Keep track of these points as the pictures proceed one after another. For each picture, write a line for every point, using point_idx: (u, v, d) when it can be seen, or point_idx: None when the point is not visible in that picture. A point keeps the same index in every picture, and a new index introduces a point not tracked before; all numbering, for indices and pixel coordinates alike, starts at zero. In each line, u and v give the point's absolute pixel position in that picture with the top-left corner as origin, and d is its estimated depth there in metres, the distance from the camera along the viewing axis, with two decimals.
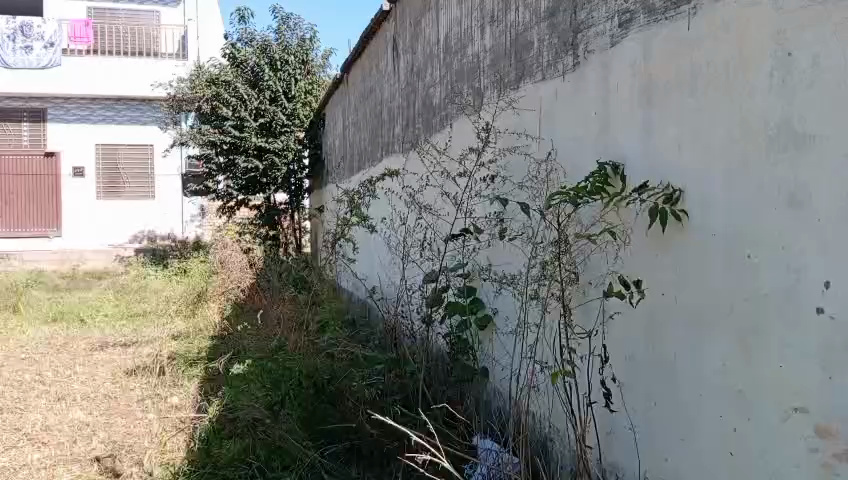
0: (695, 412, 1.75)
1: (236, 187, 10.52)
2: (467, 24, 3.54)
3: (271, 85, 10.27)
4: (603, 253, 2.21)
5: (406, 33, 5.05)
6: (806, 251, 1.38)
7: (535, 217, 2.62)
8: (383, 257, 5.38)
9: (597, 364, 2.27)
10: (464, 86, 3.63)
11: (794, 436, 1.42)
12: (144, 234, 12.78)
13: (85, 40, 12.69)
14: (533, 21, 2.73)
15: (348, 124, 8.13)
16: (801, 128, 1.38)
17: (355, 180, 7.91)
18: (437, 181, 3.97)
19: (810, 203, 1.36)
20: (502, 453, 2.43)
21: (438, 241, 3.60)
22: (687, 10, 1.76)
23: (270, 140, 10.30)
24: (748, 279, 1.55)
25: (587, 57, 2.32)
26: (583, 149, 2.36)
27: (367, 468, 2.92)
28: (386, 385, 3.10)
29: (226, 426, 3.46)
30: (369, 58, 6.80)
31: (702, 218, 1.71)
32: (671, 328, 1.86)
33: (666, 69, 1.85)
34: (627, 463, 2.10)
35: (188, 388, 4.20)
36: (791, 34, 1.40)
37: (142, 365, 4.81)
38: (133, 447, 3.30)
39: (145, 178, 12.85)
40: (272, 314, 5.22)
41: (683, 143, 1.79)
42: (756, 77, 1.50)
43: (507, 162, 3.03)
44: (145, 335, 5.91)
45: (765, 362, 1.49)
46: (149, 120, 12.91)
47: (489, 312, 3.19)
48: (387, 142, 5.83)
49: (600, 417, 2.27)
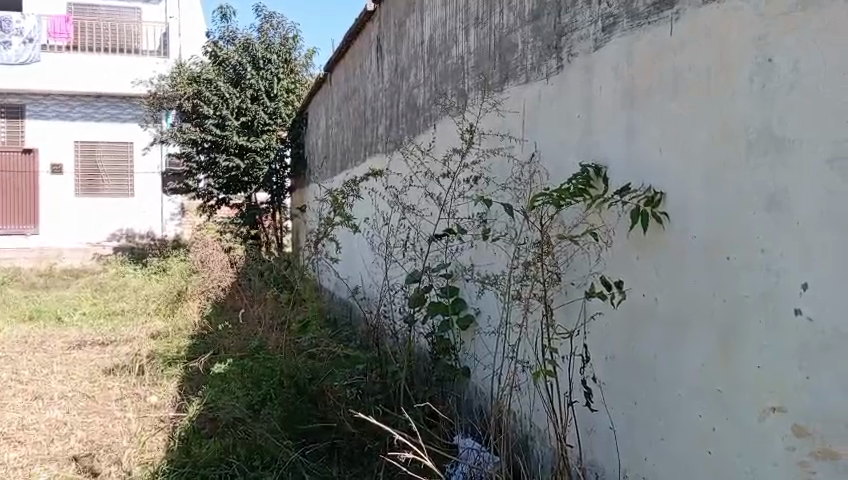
0: (674, 411, 1.78)
1: (217, 186, 10.48)
2: (452, 25, 3.56)
3: (254, 83, 10.21)
4: (585, 255, 2.24)
5: (390, 33, 5.06)
6: (785, 254, 1.41)
7: (518, 218, 2.64)
8: (367, 256, 5.36)
9: (579, 364, 2.29)
10: (448, 87, 3.64)
11: (772, 436, 1.45)
12: (122, 233, 12.64)
13: (64, 36, 12.68)
14: (518, 24, 2.75)
15: (332, 123, 8.13)
16: (781, 132, 1.41)
17: (338, 179, 7.89)
18: (421, 181, 3.98)
19: (789, 206, 1.39)
20: (484, 452, 2.44)
21: (422, 242, 3.61)
22: (670, 14, 1.78)
23: (251, 138, 10.24)
24: (728, 280, 1.57)
25: (571, 60, 2.34)
26: (567, 151, 2.38)
27: (347, 467, 2.93)
28: (367, 385, 3.14)
29: (206, 427, 3.45)
30: (353, 57, 6.80)
31: (683, 219, 1.74)
32: (651, 329, 1.89)
33: (649, 72, 1.88)
34: (606, 461, 2.13)
35: (167, 387, 4.17)
36: (772, 40, 1.43)
37: (121, 363, 4.77)
38: (112, 446, 3.27)
39: (124, 175, 12.71)
40: (253, 313, 5.20)
41: (664, 146, 1.82)
42: (738, 82, 1.53)
43: (490, 164, 3.05)
44: (123, 334, 5.85)
45: (744, 363, 1.52)
46: (129, 117, 12.79)
47: (472, 312, 3.21)
48: (371, 142, 5.84)
49: (581, 416, 2.29)
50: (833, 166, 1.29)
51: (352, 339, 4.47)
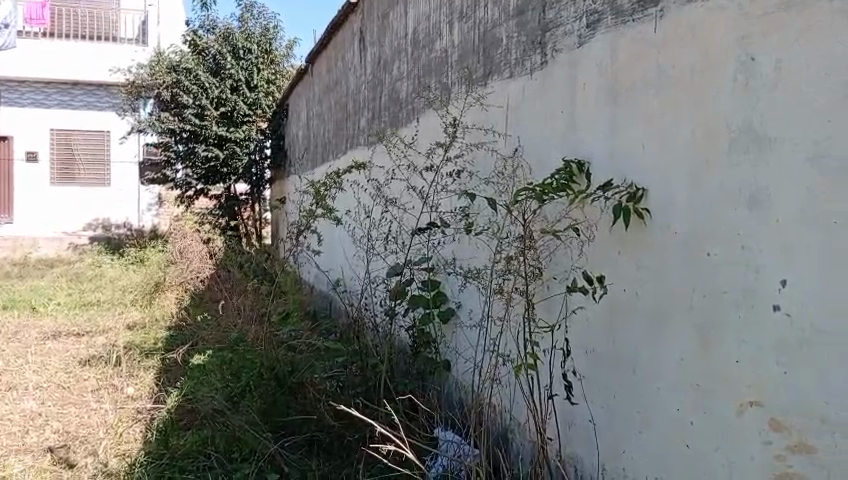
0: (653, 405, 1.81)
1: (196, 176, 10.38)
2: (435, 18, 3.56)
3: (233, 73, 10.13)
4: (567, 250, 2.25)
5: (374, 25, 5.05)
6: (765, 251, 1.43)
7: (501, 212, 2.65)
8: (348, 249, 5.34)
9: (560, 358, 2.31)
10: (432, 81, 3.64)
11: (749, 431, 1.47)
12: (98, 222, 12.46)
13: (39, 22, 12.40)
14: (502, 18, 2.75)
15: (313, 114, 8.09)
16: (763, 131, 1.43)
17: (319, 171, 7.85)
18: (403, 174, 3.96)
19: (769, 204, 1.41)
20: (464, 445, 2.46)
21: (404, 235, 3.60)
22: (655, 12, 1.80)
23: (231, 129, 10.16)
24: (708, 276, 1.60)
25: (555, 57, 2.35)
26: (551, 146, 2.39)
27: (327, 460, 2.93)
28: (348, 378, 3.19)
29: (184, 419, 3.43)
30: (335, 49, 6.77)
31: (664, 217, 1.76)
32: (631, 324, 1.91)
33: (633, 69, 1.89)
34: (586, 454, 2.15)
35: (144, 378, 4.14)
36: (755, 39, 1.44)
37: (97, 354, 4.71)
38: (89, 437, 3.24)
39: (100, 164, 12.54)
40: (232, 305, 5.16)
41: (647, 142, 1.84)
42: (721, 80, 1.54)
43: (474, 158, 3.06)
44: (99, 325, 5.77)
45: (722, 357, 1.54)
46: (106, 106, 12.62)
47: (453, 305, 3.23)
48: (353, 135, 5.82)
49: (561, 410, 2.31)
50: (814, 165, 1.32)
51: (333, 331, 4.46)
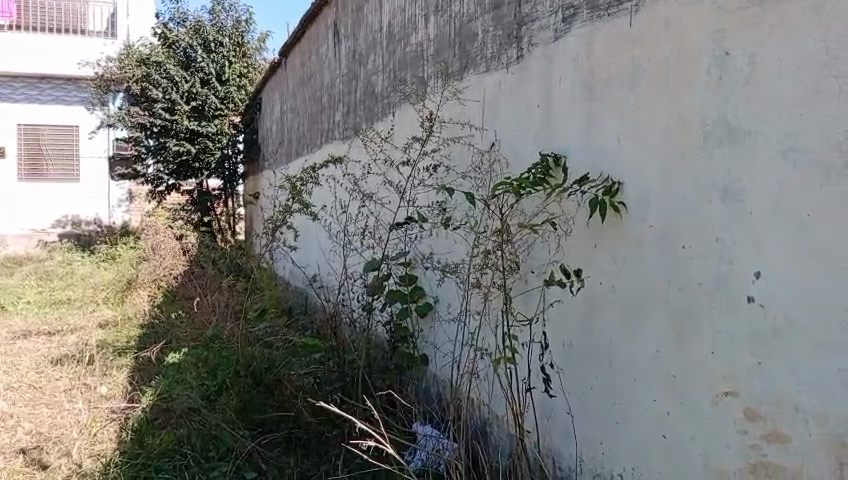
0: (629, 396, 1.83)
1: (167, 171, 10.21)
2: (410, 11, 3.55)
3: (204, 66, 10.04)
4: (545, 244, 2.26)
5: (348, 18, 5.02)
6: (738, 245, 1.45)
7: (478, 207, 2.65)
8: (324, 244, 5.33)
9: (538, 351, 2.33)
10: (407, 75, 3.63)
11: (724, 420, 1.49)
12: (68, 219, 12.24)
13: (7, 15, 12.25)
14: (478, 12, 2.74)
15: (287, 108, 8.04)
16: (736, 124, 1.44)
17: (293, 166, 7.80)
18: (379, 169, 3.96)
19: (742, 197, 1.43)
20: (443, 439, 2.46)
21: (380, 230, 3.58)
22: (629, 6, 1.81)
23: (203, 123, 10.03)
24: (682, 269, 1.62)
25: (531, 51, 2.35)
26: (528, 141, 2.39)
27: (305, 457, 2.91)
28: (325, 373, 3.18)
29: (160, 417, 3.40)
30: (309, 42, 6.73)
31: (640, 211, 1.78)
32: (607, 318, 1.93)
33: (608, 64, 1.90)
34: (564, 446, 2.16)
35: (117, 377, 4.08)
36: (729, 35, 1.46)
37: (69, 353, 4.63)
38: (62, 438, 3.18)
39: (69, 160, 12.30)
40: (208, 301, 5.12)
41: (623, 136, 1.85)
42: (695, 75, 1.56)
43: (451, 152, 3.06)
44: (70, 323, 5.67)
45: (697, 347, 1.57)
46: (75, 100, 12.39)
47: (431, 300, 3.24)
48: (328, 129, 5.79)
49: (539, 403, 2.33)
50: (786, 158, 1.33)
51: (310, 327, 4.45)
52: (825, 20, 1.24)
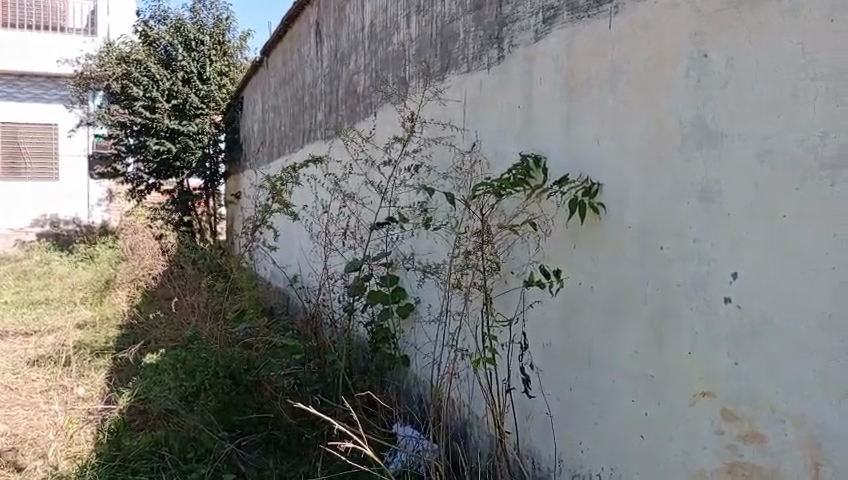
0: (608, 396, 1.83)
1: (147, 170, 10.12)
2: (392, 11, 3.54)
3: (185, 65, 9.96)
4: (524, 245, 2.27)
5: (330, 17, 5.00)
6: (716, 246, 1.46)
7: (459, 208, 2.64)
8: (305, 244, 5.32)
9: (517, 351, 2.33)
10: (389, 75, 3.63)
11: (702, 421, 1.50)
12: (47, 218, 12.09)
13: None
14: (460, 12, 2.74)
15: (269, 107, 7.99)
16: (714, 127, 1.45)
17: (274, 165, 7.76)
18: (361, 169, 3.96)
19: (720, 199, 1.44)
20: (424, 440, 2.46)
21: (362, 230, 3.56)
22: (609, 8, 1.81)
23: (183, 122, 9.94)
24: (660, 270, 1.63)
25: (512, 51, 2.35)
26: (508, 141, 2.40)
27: (285, 458, 2.88)
28: (305, 375, 3.20)
29: (136, 419, 3.36)
30: (290, 41, 6.71)
31: (618, 212, 1.79)
32: (586, 318, 1.94)
33: (588, 66, 1.91)
34: (543, 447, 2.16)
35: (95, 378, 4.04)
36: (707, 38, 1.47)
37: (45, 354, 4.56)
38: (38, 440, 3.12)
39: (48, 158, 12.19)
40: (186, 301, 5.07)
41: (602, 137, 1.86)
42: (673, 78, 1.57)
43: (432, 152, 3.06)
44: (48, 324, 5.58)
45: (674, 347, 1.58)
46: (54, 98, 12.34)
47: (412, 301, 3.24)
48: (309, 129, 5.77)
49: (519, 403, 2.33)
50: (763, 161, 1.34)
51: (290, 328, 4.43)
52: (802, 23, 1.25)
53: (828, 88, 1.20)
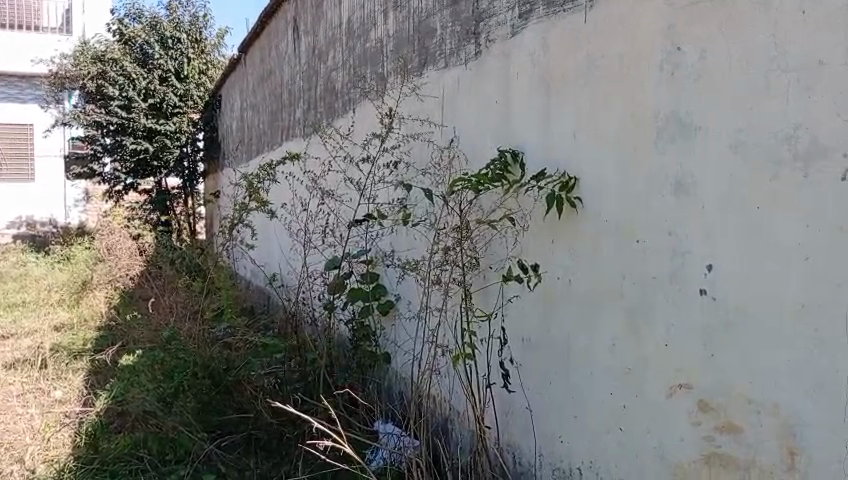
0: (586, 389, 1.84)
1: (124, 170, 10.01)
2: (369, 8, 3.53)
3: (163, 63, 9.85)
4: (502, 241, 2.27)
5: (307, 13, 4.97)
6: (692, 237, 1.46)
7: (437, 203, 2.64)
8: (285, 243, 5.29)
9: (496, 347, 2.33)
10: (367, 71, 3.61)
11: (679, 412, 1.50)
12: (22, 220, 11.87)
13: None
14: (437, 8, 2.73)
15: (247, 105, 7.93)
16: (688, 120, 1.46)
17: (253, 163, 7.71)
18: (340, 166, 3.94)
19: (695, 192, 1.45)
20: (404, 437, 2.46)
21: (341, 228, 3.55)
22: (584, 2, 1.81)
23: (161, 121, 9.84)
24: (636, 262, 1.63)
25: (489, 47, 2.35)
26: (486, 137, 2.39)
27: (266, 458, 2.87)
28: (286, 374, 3.18)
29: (114, 421, 3.32)
30: (268, 38, 6.66)
31: (595, 206, 1.79)
32: (563, 311, 1.94)
33: (564, 60, 1.91)
34: (523, 441, 2.17)
35: (72, 381, 3.99)
36: (680, 31, 1.47)
37: (21, 357, 4.49)
38: (14, 443, 3.07)
39: (23, 159, 12.01)
40: (164, 301, 5.01)
41: (578, 131, 1.86)
42: (649, 73, 1.57)
43: (410, 148, 3.05)
44: (24, 326, 5.48)
45: (650, 340, 1.59)
46: (29, 98, 12.09)
47: (392, 298, 3.24)
48: (287, 126, 5.74)
49: (499, 398, 2.33)
50: (737, 153, 1.34)
51: (270, 327, 4.41)
52: (774, 15, 1.26)
53: (800, 80, 1.22)
